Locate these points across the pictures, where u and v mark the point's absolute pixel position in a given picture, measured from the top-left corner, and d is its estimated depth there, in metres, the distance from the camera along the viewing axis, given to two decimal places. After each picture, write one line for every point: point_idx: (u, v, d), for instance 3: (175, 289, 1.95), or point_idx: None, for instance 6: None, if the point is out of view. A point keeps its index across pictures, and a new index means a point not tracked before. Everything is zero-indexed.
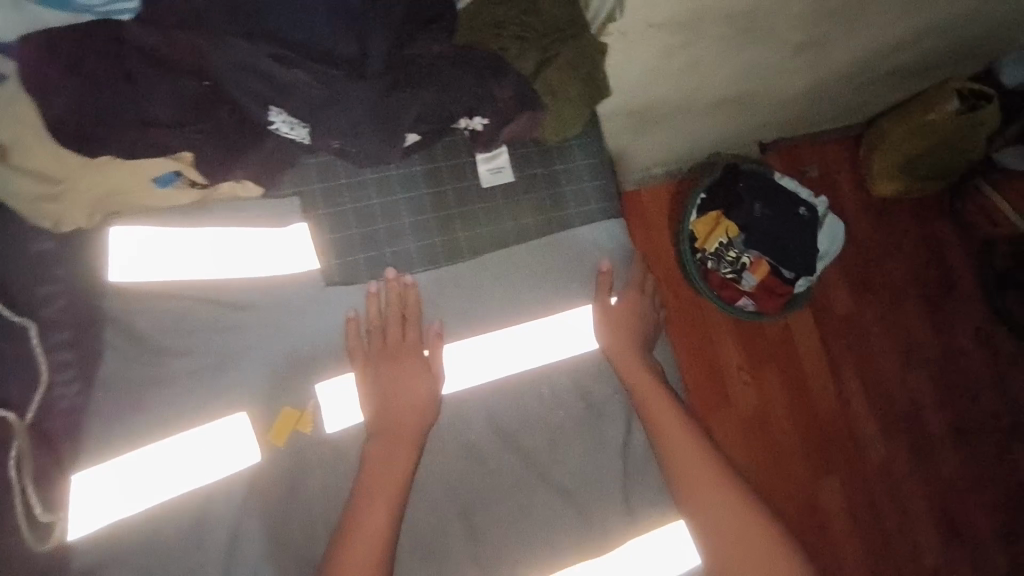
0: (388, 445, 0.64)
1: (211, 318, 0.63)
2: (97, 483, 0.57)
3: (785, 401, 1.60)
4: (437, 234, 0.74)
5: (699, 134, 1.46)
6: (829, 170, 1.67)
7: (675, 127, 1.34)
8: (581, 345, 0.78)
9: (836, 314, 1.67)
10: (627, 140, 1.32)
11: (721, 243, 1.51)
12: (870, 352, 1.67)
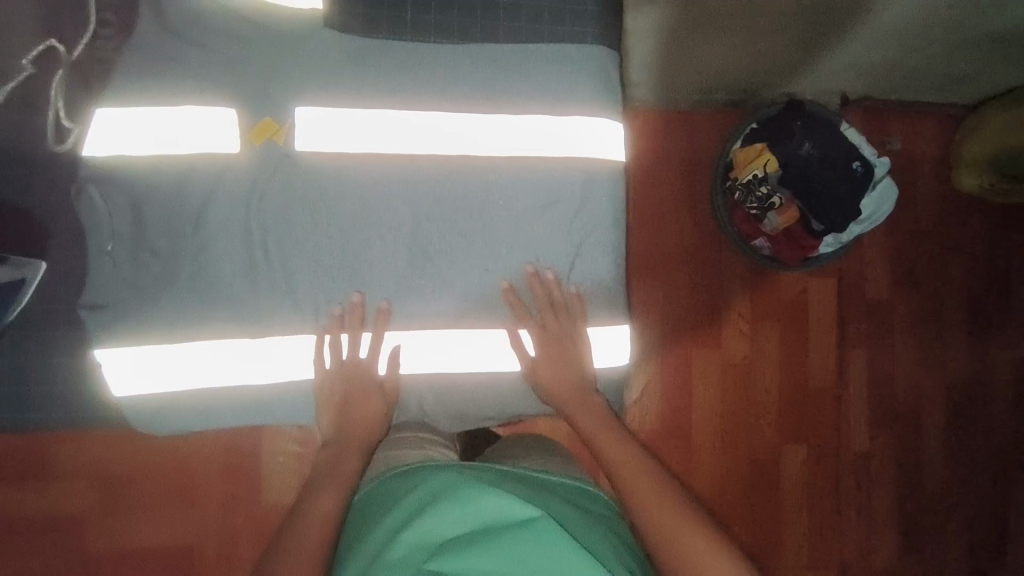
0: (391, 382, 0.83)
1: (225, 26, 0.75)
2: (111, 118, 0.73)
3: (784, 354, 1.64)
4: (434, 13, 0.81)
5: (758, 55, 1.36)
6: (911, 144, 1.64)
7: (723, 40, 1.31)
8: (548, 148, 0.82)
9: (863, 291, 1.68)
10: (658, 53, 1.35)
11: (757, 175, 1.48)
12: (885, 335, 1.69)
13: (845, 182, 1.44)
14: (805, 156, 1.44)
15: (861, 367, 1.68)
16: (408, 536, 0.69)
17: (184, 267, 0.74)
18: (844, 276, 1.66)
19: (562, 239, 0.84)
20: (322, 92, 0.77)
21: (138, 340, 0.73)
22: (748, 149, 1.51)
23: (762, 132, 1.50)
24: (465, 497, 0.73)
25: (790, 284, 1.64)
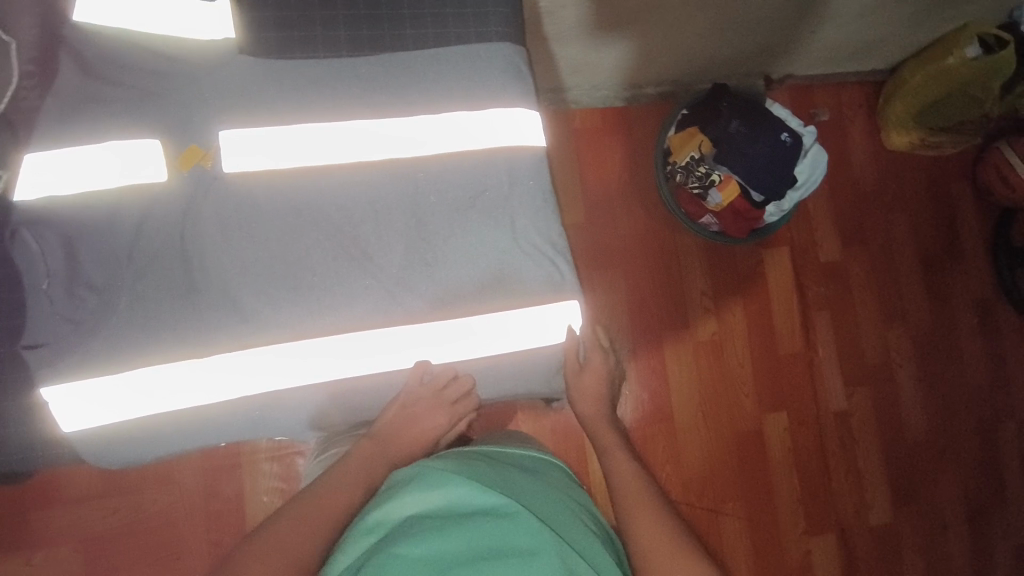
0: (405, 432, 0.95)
1: (142, 63, 0.78)
2: (39, 161, 0.76)
3: (750, 328, 1.64)
4: (343, 29, 0.85)
5: (674, 53, 1.42)
6: (838, 114, 1.70)
7: (640, 45, 1.37)
8: (468, 143, 0.86)
9: (818, 257, 1.69)
10: (573, 61, 1.39)
11: (693, 156, 1.50)
12: (847, 297, 1.70)
13: (778, 151, 1.45)
14: (735, 132, 1.46)
15: (829, 331, 1.68)
16: (375, 517, 0.75)
17: (126, 295, 0.76)
18: (797, 242, 1.68)
19: (495, 227, 0.86)
20: (244, 114, 0.80)
21: (90, 373, 0.75)
22: (682, 133, 1.55)
23: (693, 116, 1.53)
24: (425, 483, 0.77)
25: (745, 257, 1.66)
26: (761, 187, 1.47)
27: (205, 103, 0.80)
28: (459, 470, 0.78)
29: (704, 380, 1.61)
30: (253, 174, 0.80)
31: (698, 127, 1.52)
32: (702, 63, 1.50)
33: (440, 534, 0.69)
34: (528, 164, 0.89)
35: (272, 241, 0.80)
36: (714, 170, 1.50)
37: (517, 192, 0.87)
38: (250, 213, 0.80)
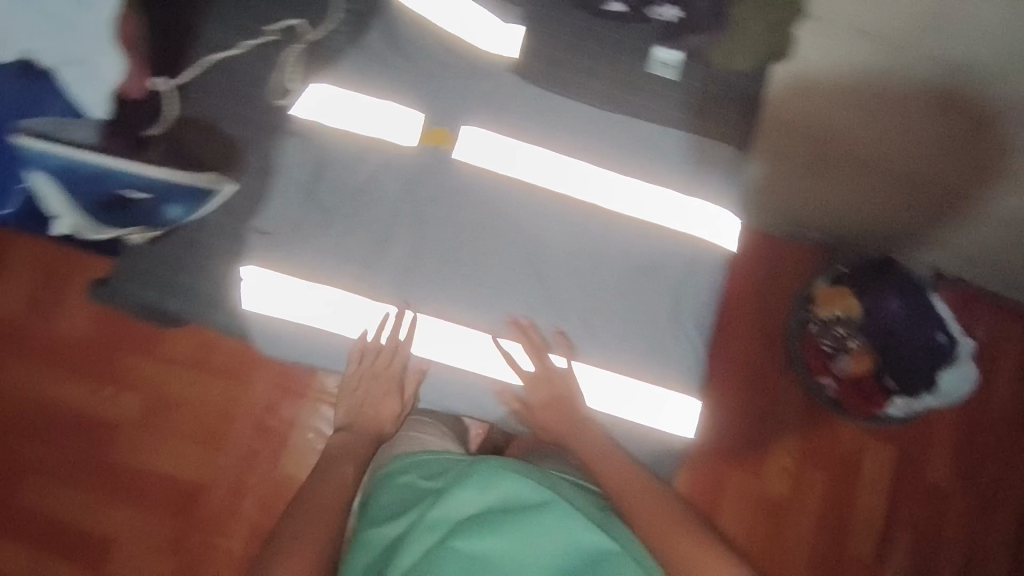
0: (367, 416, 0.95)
1: (436, 52, 0.92)
2: (323, 92, 0.89)
3: (825, 514, 1.52)
4: (598, 83, 0.95)
5: (858, 213, 1.35)
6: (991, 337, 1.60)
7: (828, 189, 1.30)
8: (656, 218, 0.93)
9: (925, 475, 1.55)
10: (769, 186, 1.34)
11: (835, 317, 1.42)
12: (939, 530, 1.54)
13: (926, 354, 1.37)
14: (893, 311, 1.37)
15: (907, 557, 1.52)
16: (435, 515, 0.81)
17: (341, 224, 0.89)
18: (909, 449, 1.56)
19: (651, 297, 0.93)
20: (492, 120, 0.92)
21: (285, 271, 0.87)
22: (833, 288, 1.45)
23: (854, 278, 1.43)
24: (477, 482, 0.84)
25: (847, 435, 1.56)
26: (898, 376, 1.40)
27: (467, 100, 0.92)
28: (508, 469, 0.86)
29: (758, 541, 1.50)
30: (476, 168, 0.91)
31: (853, 290, 1.42)
32: (882, 233, 1.44)
33: (510, 530, 0.78)
34: (701, 258, 0.94)
35: (466, 228, 0.91)
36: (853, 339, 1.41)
37: (681, 279, 0.93)
38: (462, 200, 0.91)
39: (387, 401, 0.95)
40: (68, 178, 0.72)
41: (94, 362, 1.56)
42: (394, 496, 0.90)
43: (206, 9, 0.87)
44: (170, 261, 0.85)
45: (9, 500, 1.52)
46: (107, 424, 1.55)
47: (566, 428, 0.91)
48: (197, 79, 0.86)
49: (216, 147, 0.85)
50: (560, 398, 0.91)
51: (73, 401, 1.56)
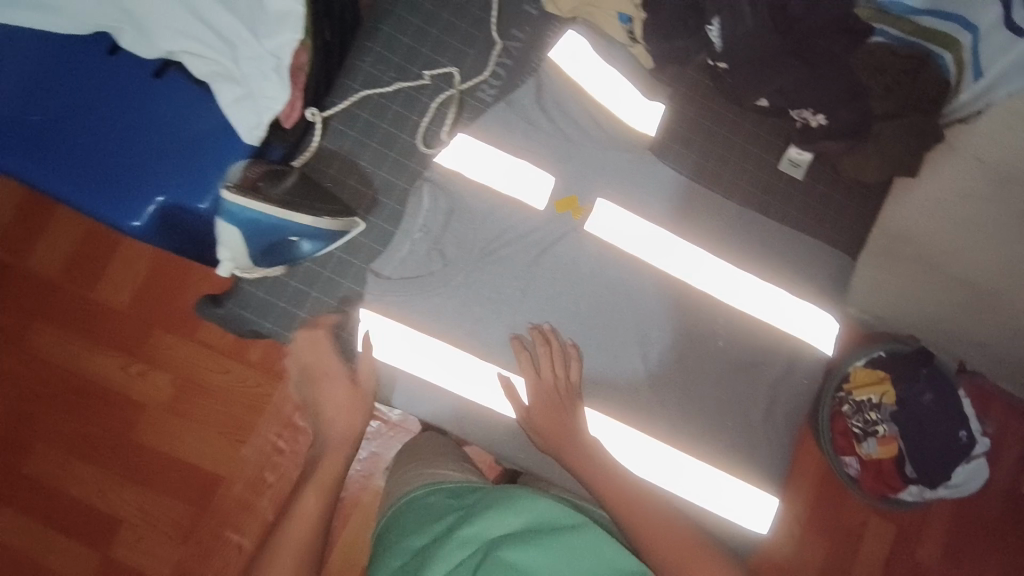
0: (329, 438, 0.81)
1: (577, 116, 0.91)
2: (467, 144, 0.87)
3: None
4: (729, 171, 0.95)
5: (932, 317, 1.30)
6: (1004, 435, 1.52)
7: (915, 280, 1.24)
8: (767, 316, 0.92)
9: (916, 556, 1.48)
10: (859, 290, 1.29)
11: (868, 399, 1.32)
12: None
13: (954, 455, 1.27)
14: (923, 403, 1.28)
15: None
16: (467, 532, 0.68)
17: (459, 275, 0.86)
18: (905, 528, 1.48)
19: (755, 395, 0.91)
20: (624, 196, 0.91)
21: (395, 318, 0.84)
22: (867, 369, 1.37)
23: (890, 361, 1.34)
24: (511, 501, 0.70)
25: (854, 511, 1.48)
26: (922, 469, 1.29)
27: (602, 174, 0.91)
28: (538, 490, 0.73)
29: None
30: (605, 243, 0.89)
31: (889, 377, 1.34)
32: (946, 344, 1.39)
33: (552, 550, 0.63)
34: (804, 361, 0.93)
35: (581, 296, 0.89)
36: (885, 424, 1.32)
37: (779, 378, 0.92)
38: (583, 268, 0.89)
39: (336, 385, 0.82)
40: (250, 230, 0.73)
41: (130, 333, 1.31)
42: (416, 519, 0.76)
43: (365, 45, 0.88)
44: (287, 291, 0.84)
45: (13, 475, 1.26)
46: (134, 404, 1.29)
47: (551, 421, 0.82)
48: (343, 113, 0.86)
49: (352, 185, 0.86)
50: (556, 406, 0.83)
51: (98, 372, 1.29)
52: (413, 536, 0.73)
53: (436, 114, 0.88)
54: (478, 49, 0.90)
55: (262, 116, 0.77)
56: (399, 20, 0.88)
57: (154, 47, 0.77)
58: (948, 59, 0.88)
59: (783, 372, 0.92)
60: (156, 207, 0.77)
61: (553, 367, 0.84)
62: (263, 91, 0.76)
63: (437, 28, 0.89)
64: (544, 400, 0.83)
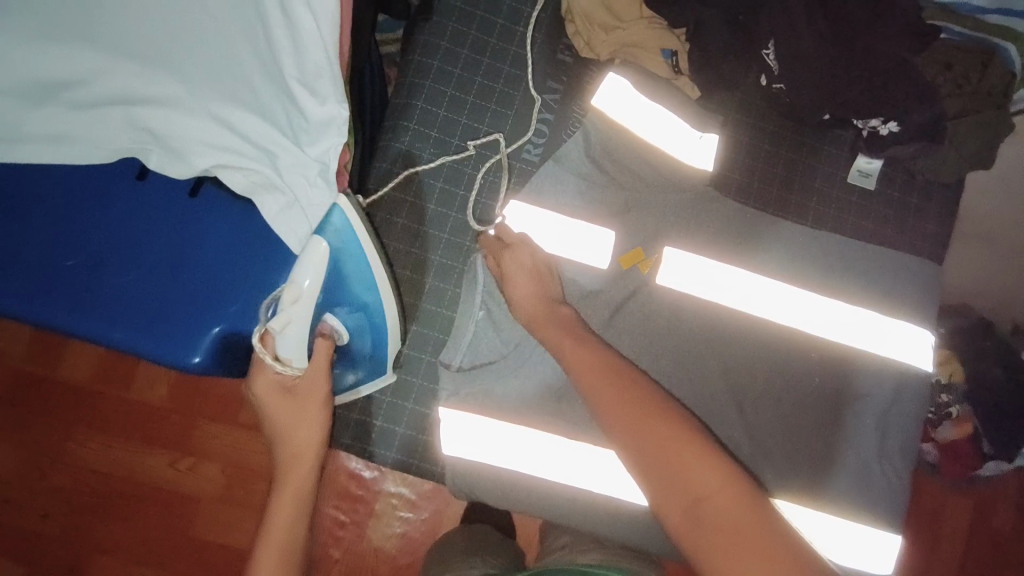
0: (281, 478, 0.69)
1: (627, 160, 0.85)
2: (521, 211, 0.81)
3: None
4: (797, 193, 0.88)
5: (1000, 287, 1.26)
6: None
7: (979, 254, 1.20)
8: (862, 340, 0.85)
9: None
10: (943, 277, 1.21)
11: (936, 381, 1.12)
12: None
13: None
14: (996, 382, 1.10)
15: None
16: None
17: (537, 352, 0.80)
18: None
19: (863, 428, 0.84)
20: (691, 239, 0.85)
21: (477, 409, 0.78)
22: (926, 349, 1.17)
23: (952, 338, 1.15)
24: None
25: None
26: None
27: (664, 222, 0.85)
28: None
29: None
30: (678, 293, 0.84)
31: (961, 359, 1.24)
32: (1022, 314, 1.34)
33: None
34: (907, 380, 0.86)
35: (659, 351, 0.83)
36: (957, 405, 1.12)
37: (884, 404, 0.85)
38: (657, 320, 0.84)
39: (295, 405, 0.70)
40: (344, 253, 0.69)
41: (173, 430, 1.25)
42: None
43: (398, 124, 0.83)
44: (360, 400, 0.80)
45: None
46: (188, 499, 1.24)
47: (536, 291, 0.74)
48: (387, 201, 0.81)
49: (409, 275, 0.81)
50: (542, 281, 0.75)
51: (147, 475, 1.24)
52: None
53: (484, 183, 0.83)
54: (518, 110, 0.84)
55: (310, 224, 0.72)
56: (431, 92, 0.83)
57: (190, 167, 0.72)
58: (1013, 52, 0.83)
59: (888, 399, 0.85)
60: (212, 339, 0.71)
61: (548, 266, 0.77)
62: (309, 199, 0.71)
63: (472, 95, 0.84)
64: (560, 325, 0.71)
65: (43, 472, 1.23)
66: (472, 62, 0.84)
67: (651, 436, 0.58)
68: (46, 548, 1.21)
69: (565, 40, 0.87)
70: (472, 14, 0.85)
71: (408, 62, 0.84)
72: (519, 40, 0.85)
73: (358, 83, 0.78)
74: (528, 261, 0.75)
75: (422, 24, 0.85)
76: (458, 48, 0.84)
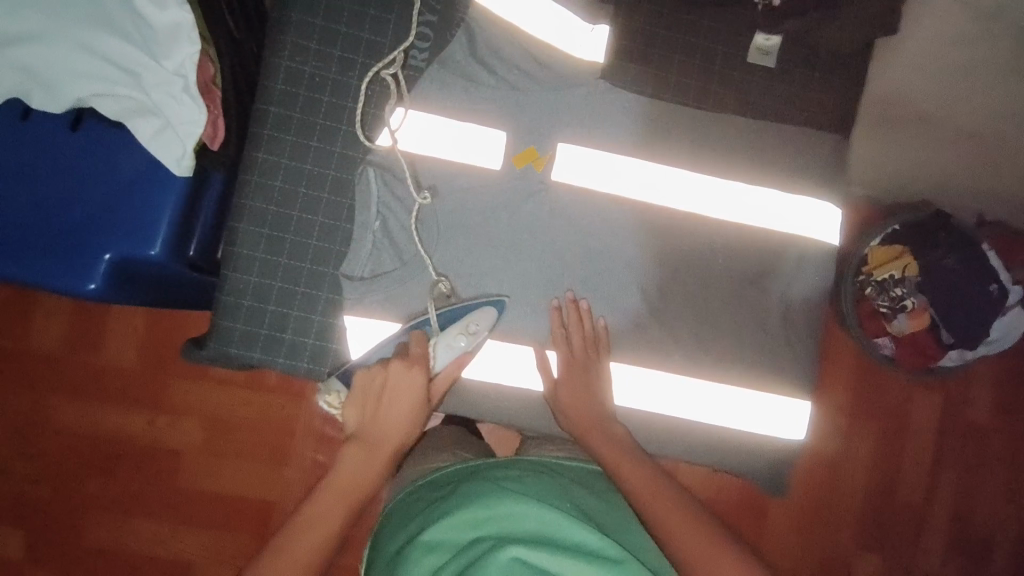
0: (363, 456, 0.74)
1: (518, 60, 0.83)
2: (414, 119, 0.81)
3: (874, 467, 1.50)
4: (695, 78, 0.87)
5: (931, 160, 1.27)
6: None
7: (909, 133, 1.20)
8: (765, 222, 0.88)
9: (969, 419, 1.52)
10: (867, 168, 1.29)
11: (891, 276, 1.29)
12: (984, 467, 1.53)
13: (992, 308, 1.25)
14: (949, 268, 1.24)
15: (954, 496, 1.52)
16: (431, 539, 0.70)
17: (440, 253, 0.83)
18: (953, 396, 1.52)
19: (769, 305, 0.89)
20: (589, 134, 0.85)
21: (384, 317, 0.81)
22: (881, 247, 1.33)
23: (906, 233, 1.30)
24: (492, 509, 0.71)
25: (897, 391, 1.50)
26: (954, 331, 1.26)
27: (559, 119, 0.84)
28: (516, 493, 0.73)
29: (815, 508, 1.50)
30: (577, 187, 0.85)
31: (908, 249, 1.29)
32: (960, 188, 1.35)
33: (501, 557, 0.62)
34: (813, 258, 0.89)
35: (566, 249, 0.85)
36: (911, 296, 1.29)
37: (788, 283, 0.89)
38: (562, 220, 0.85)
39: (401, 401, 0.76)
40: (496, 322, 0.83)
41: (147, 388, 1.32)
42: (400, 517, 0.81)
43: (275, 39, 0.80)
44: (267, 319, 0.81)
45: (74, 545, 1.30)
46: (170, 453, 1.32)
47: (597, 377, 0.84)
48: (273, 119, 0.80)
49: (304, 192, 0.81)
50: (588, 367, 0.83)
51: (126, 433, 1.31)
52: (400, 531, 0.78)
53: (369, 93, 0.82)
54: (399, 14, 0.82)
55: (185, 144, 0.72)
56: (306, 3, 0.80)
57: (63, 99, 0.70)
58: None
59: (792, 276, 0.89)
60: (106, 266, 0.75)
61: (582, 327, 0.83)
62: (178, 116, 0.70)
63: (348, 1, 0.81)
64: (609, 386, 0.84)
65: (30, 439, 1.30)
66: None
67: (663, 514, 0.71)
68: (42, 510, 1.29)
69: None
70: None
71: None
72: None
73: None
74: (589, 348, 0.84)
75: None
76: None
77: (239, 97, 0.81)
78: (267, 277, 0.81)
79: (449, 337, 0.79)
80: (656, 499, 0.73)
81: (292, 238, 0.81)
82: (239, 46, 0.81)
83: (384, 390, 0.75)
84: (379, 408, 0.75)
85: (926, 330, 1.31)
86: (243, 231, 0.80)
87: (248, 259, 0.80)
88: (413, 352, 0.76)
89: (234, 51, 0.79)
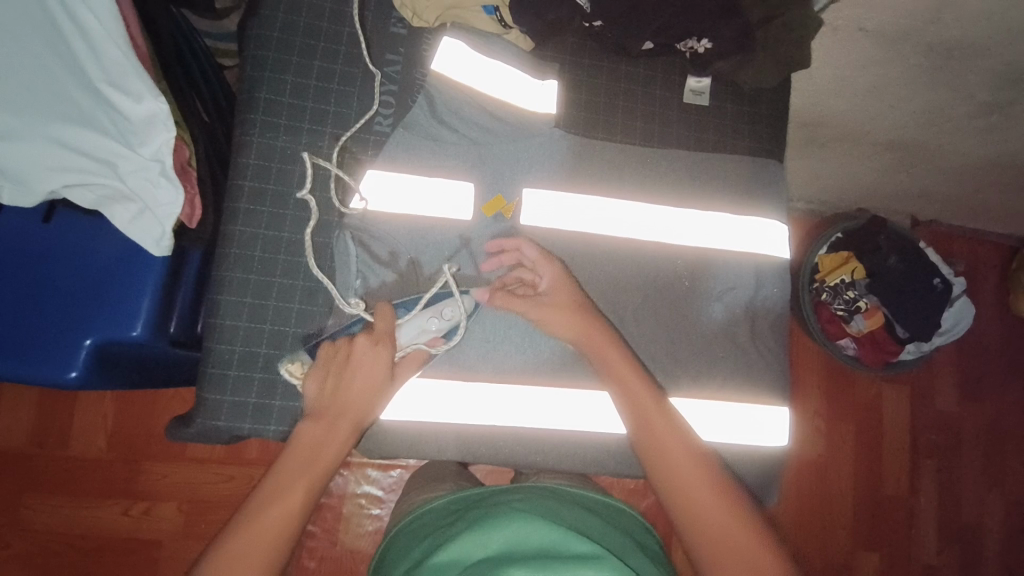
0: (320, 426, 0.75)
1: (477, 118, 0.90)
2: (377, 179, 0.85)
3: (858, 463, 1.55)
4: (639, 120, 0.96)
5: (858, 172, 1.39)
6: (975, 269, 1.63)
7: (835, 149, 1.32)
8: (721, 244, 0.95)
9: (937, 407, 1.60)
10: (795, 178, 1.45)
11: (842, 280, 1.38)
12: (957, 451, 1.60)
13: (937, 301, 1.34)
14: (892, 268, 1.35)
15: (935, 482, 1.58)
16: (442, 559, 0.70)
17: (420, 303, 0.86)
18: (919, 386, 1.60)
19: (735, 320, 0.95)
20: (549, 180, 0.91)
21: None
22: (831, 254, 1.43)
23: (850, 240, 1.40)
24: (493, 528, 0.71)
25: (868, 388, 1.57)
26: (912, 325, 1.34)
27: (522, 171, 0.91)
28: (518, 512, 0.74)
29: (811, 512, 1.51)
30: (545, 228, 0.90)
31: (854, 254, 1.40)
32: (886, 194, 1.49)
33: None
34: (769, 272, 0.96)
35: None
36: (864, 297, 1.38)
37: (749, 297, 0.95)
38: (535, 259, 0.89)
39: (366, 369, 0.77)
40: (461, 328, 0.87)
41: (120, 479, 1.26)
42: (410, 541, 0.81)
43: (246, 118, 0.85)
44: (255, 386, 0.81)
45: None
46: (152, 543, 1.25)
47: (608, 348, 0.82)
48: (248, 193, 0.83)
49: (284, 258, 0.83)
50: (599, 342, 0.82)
51: (103, 526, 1.25)
52: (407, 555, 0.78)
53: (341, 160, 0.86)
54: (362, 86, 0.88)
55: (165, 225, 0.74)
56: (273, 83, 0.85)
57: (35, 191, 0.71)
58: None
59: (755, 291, 0.96)
60: (87, 353, 0.75)
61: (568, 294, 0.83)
62: (158, 200, 0.73)
63: (313, 77, 0.87)
64: (613, 346, 0.82)
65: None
66: (308, 46, 0.87)
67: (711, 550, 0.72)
68: None
69: (396, 13, 0.91)
70: (298, 3, 0.87)
71: (246, 58, 0.87)
72: (351, 20, 0.88)
73: (176, 81, 0.80)
74: (578, 317, 0.83)
75: (253, 20, 0.87)
76: (292, 37, 0.87)
77: (211, 176, 0.84)
78: (251, 344, 0.81)
79: (419, 319, 0.82)
80: (721, 525, 0.73)
81: (274, 304, 0.83)
82: (205, 128, 0.84)
83: (347, 363, 0.77)
84: (343, 379, 0.76)
85: (882, 327, 1.40)
86: (224, 303, 0.81)
87: (231, 329, 0.81)
88: (377, 326, 0.78)
89: (202, 133, 0.83)
